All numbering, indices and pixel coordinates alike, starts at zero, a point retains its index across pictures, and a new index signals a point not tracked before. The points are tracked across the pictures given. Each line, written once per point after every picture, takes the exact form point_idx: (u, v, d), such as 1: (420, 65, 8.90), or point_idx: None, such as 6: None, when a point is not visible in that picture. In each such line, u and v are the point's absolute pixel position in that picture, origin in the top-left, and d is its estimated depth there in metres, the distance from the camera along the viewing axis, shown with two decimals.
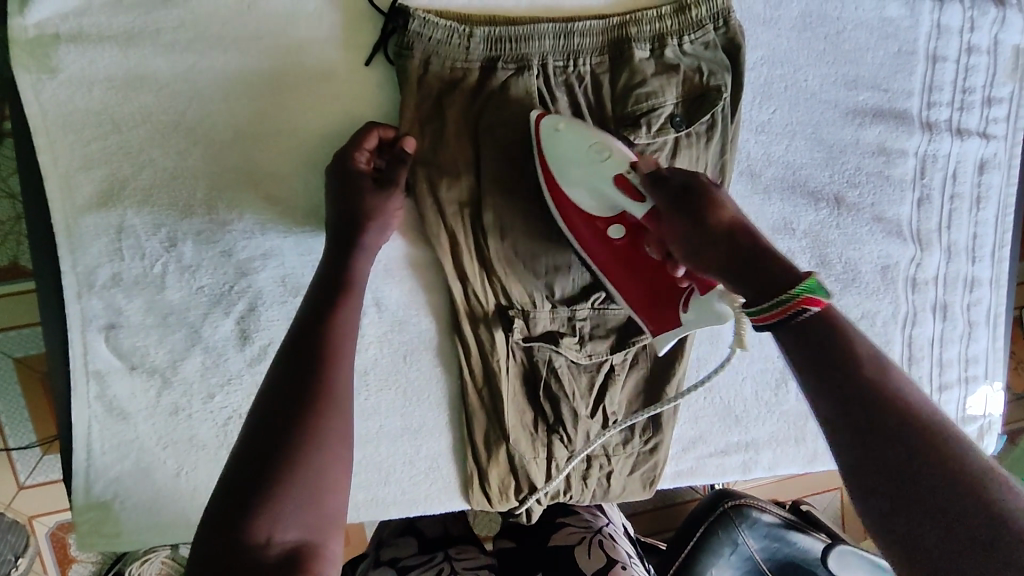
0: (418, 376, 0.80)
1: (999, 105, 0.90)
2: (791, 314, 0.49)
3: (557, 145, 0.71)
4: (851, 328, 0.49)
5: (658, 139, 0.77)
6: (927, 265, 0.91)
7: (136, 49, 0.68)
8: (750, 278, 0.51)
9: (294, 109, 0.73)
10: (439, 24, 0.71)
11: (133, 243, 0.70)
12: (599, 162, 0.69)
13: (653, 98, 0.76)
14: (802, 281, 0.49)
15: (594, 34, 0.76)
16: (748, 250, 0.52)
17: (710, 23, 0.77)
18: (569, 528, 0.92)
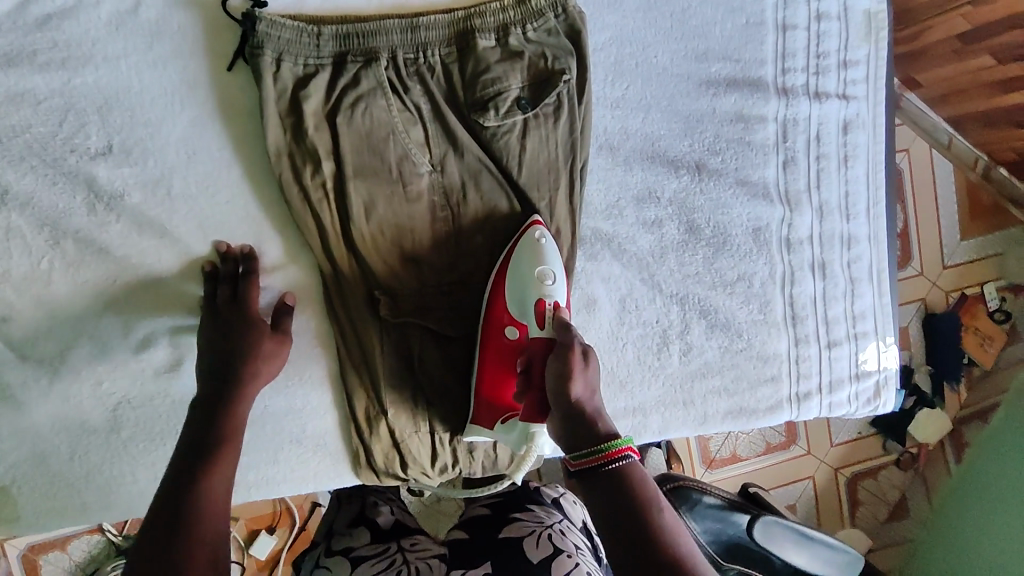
0: (300, 357, 0.83)
1: (856, 68, 0.93)
2: (600, 462, 0.61)
3: (522, 254, 0.81)
4: (644, 475, 0.61)
5: (507, 120, 0.81)
6: (798, 226, 0.94)
7: (16, 69, 0.74)
8: (579, 431, 0.63)
9: (164, 113, 0.78)
10: (286, 24, 0.76)
11: (19, 244, 0.76)
12: (536, 281, 0.79)
13: (498, 83, 0.80)
14: (617, 439, 0.62)
15: (440, 28, 0.81)
16: (587, 414, 0.64)
17: (551, 12, 0.82)
18: (519, 522, 0.88)
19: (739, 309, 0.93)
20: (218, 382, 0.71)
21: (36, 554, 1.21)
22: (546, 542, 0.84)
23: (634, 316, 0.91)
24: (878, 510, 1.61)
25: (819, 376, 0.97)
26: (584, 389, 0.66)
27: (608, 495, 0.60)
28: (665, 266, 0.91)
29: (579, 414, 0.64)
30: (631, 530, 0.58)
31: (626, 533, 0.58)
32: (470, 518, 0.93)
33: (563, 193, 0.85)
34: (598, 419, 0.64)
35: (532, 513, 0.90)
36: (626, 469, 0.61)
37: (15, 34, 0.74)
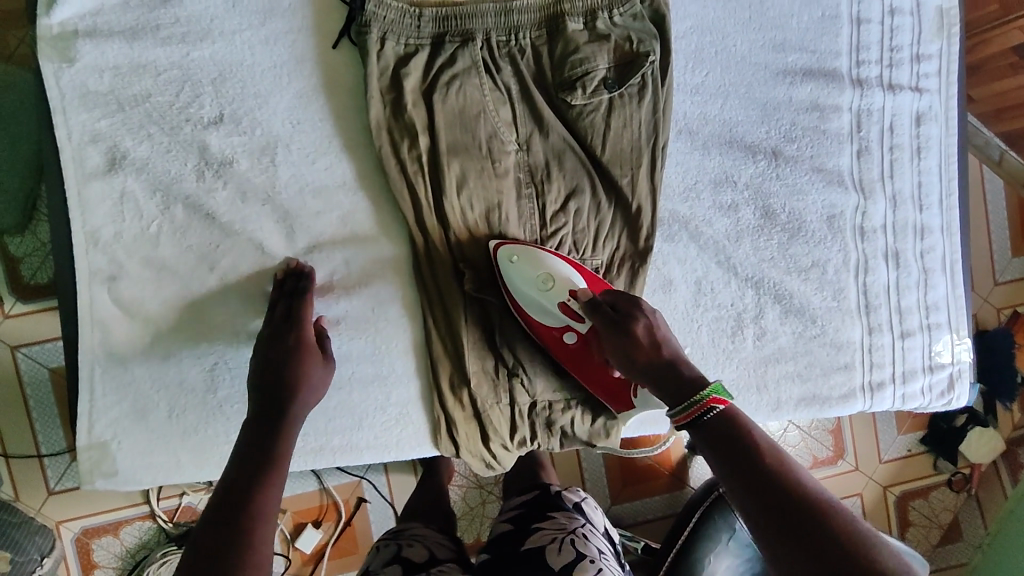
0: (386, 326, 0.86)
1: (929, 61, 0.95)
2: (703, 411, 0.60)
3: (512, 273, 0.83)
4: (747, 418, 0.60)
5: (593, 99, 0.85)
6: (872, 215, 0.95)
7: (140, 42, 0.79)
8: (670, 391, 0.65)
9: (271, 87, 0.83)
10: (391, 5, 0.81)
11: (133, 206, 0.81)
12: (551, 288, 0.81)
13: (586, 64, 0.84)
14: (708, 386, 0.61)
15: (531, 12, 0.85)
16: (667, 369, 0.67)
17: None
18: (541, 530, 0.87)
19: (813, 295, 0.94)
20: (268, 403, 0.71)
21: (90, 538, 1.16)
22: (568, 549, 0.83)
23: (710, 299, 0.92)
24: (933, 531, 1.55)
25: (893, 366, 0.97)
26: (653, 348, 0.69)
27: (721, 437, 0.58)
28: (740, 249, 0.92)
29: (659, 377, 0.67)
30: (747, 462, 0.56)
31: (742, 460, 0.56)
32: (495, 537, 0.91)
33: (644, 173, 0.88)
34: (675, 368, 0.67)
35: (554, 520, 0.90)
36: (728, 413, 0.60)
37: (142, 11, 0.79)
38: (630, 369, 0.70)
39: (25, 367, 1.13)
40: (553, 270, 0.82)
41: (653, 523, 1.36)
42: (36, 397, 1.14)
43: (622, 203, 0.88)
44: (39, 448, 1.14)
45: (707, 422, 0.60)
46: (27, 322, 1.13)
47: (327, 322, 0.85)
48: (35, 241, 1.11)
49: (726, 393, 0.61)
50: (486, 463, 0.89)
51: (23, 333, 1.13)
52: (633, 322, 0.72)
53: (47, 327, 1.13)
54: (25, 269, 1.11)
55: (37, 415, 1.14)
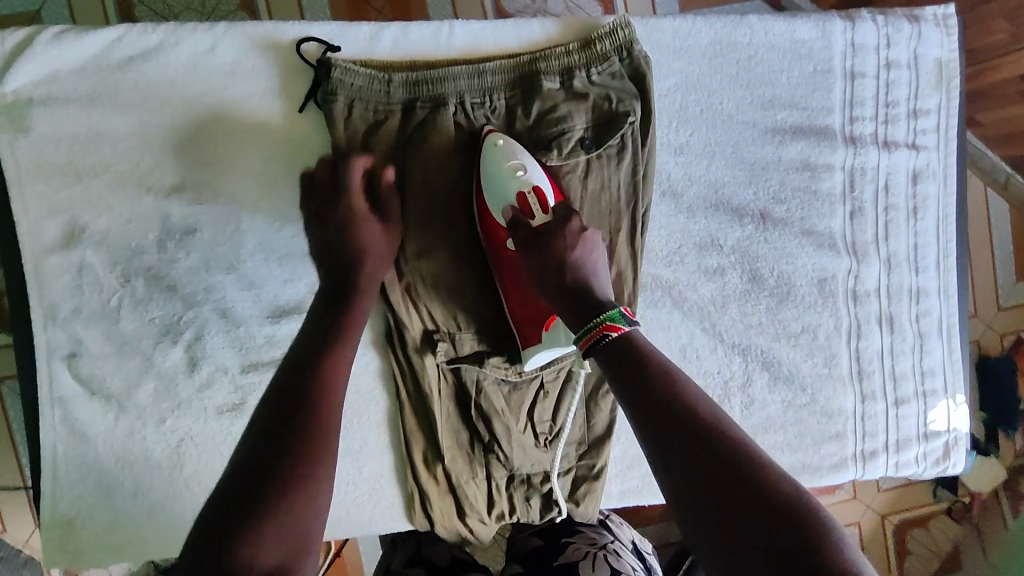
0: (356, 400, 0.83)
1: (927, 117, 0.91)
2: (597, 339, 0.60)
3: (487, 162, 0.76)
4: (652, 349, 0.59)
5: (570, 160, 0.81)
6: (865, 278, 0.91)
7: (98, 109, 0.76)
8: (574, 309, 0.65)
9: (236, 153, 0.79)
10: (359, 72, 0.77)
11: (93, 280, 0.78)
12: (510, 179, 0.74)
13: (563, 123, 0.80)
14: (606, 312, 0.61)
15: (505, 71, 0.80)
16: (573, 286, 0.66)
17: (616, 56, 0.81)
18: (575, 543, 0.86)
19: (803, 361, 0.91)
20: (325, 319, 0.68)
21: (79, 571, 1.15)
22: (603, 567, 0.82)
23: (695, 366, 0.89)
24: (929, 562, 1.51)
25: (886, 434, 0.93)
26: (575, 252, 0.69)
27: (629, 371, 0.56)
28: (727, 315, 0.89)
29: (562, 265, 0.68)
30: (657, 397, 0.54)
31: (650, 401, 0.54)
32: (521, 549, 0.89)
33: (625, 236, 0.83)
34: (586, 285, 0.67)
35: (585, 535, 0.88)
36: (631, 342, 0.59)
37: (98, 76, 0.76)
38: (535, 275, 0.69)
39: (13, 403, 1.12)
40: (527, 167, 0.75)
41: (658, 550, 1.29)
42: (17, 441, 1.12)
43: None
44: (25, 484, 1.13)
45: (618, 351, 0.58)
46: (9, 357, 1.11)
47: None
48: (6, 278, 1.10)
49: (623, 320, 0.60)
50: (461, 535, 0.86)
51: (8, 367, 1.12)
52: (564, 227, 0.70)
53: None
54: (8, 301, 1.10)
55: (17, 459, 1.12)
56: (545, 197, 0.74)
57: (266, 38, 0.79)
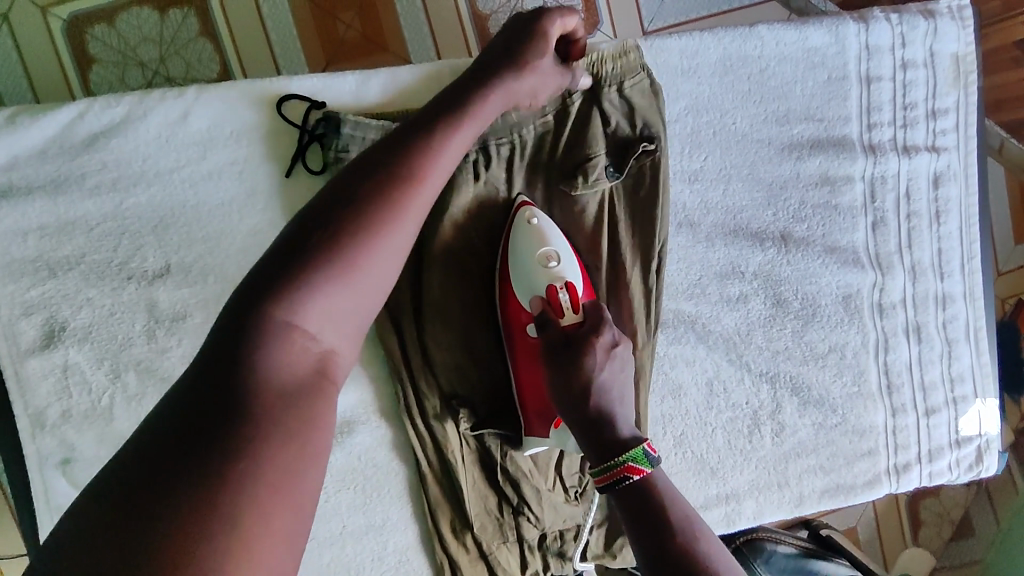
0: (375, 473, 0.79)
1: (946, 116, 0.86)
2: (618, 480, 0.56)
3: (517, 239, 0.72)
4: (670, 493, 0.56)
5: (595, 187, 0.77)
6: (891, 290, 0.88)
7: (64, 196, 0.70)
8: (593, 440, 0.59)
9: (221, 228, 0.73)
10: (369, 125, 0.71)
11: (80, 379, 0.73)
12: (539, 269, 0.70)
13: (586, 150, 0.76)
14: (629, 450, 0.57)
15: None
16: (596, 413, 0.60)
17: (644, 72, 0.77)
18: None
19: (833, 383, 0.88)
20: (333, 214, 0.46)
21: None
22: None
23: (723, 400, 0.86)
24: (945, 532, 1.38)
25: (919, 446, 0.91)
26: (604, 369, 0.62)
27: (645, 524, 0.54)
28: (753, 344, 0.85)
29: (586, 388, 0.61)
30: (673, 557, 0.51)
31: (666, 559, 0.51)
32: None
33: (645, 277, 0.79)
34: (609, 418, 0.60)
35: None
36: (649, 486, 0.56)
37: (61, 159, 0.69)
38: (552, 388, 0.63)
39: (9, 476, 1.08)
40: (561, 260, 0.71)
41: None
42: None
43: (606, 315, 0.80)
44: None
45: (634, 495, 0.56)
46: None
47: None
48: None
49: (646, 461, 0.57)
50: None
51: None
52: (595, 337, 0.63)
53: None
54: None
55: None
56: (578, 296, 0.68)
57: (243, 99, 0.73)
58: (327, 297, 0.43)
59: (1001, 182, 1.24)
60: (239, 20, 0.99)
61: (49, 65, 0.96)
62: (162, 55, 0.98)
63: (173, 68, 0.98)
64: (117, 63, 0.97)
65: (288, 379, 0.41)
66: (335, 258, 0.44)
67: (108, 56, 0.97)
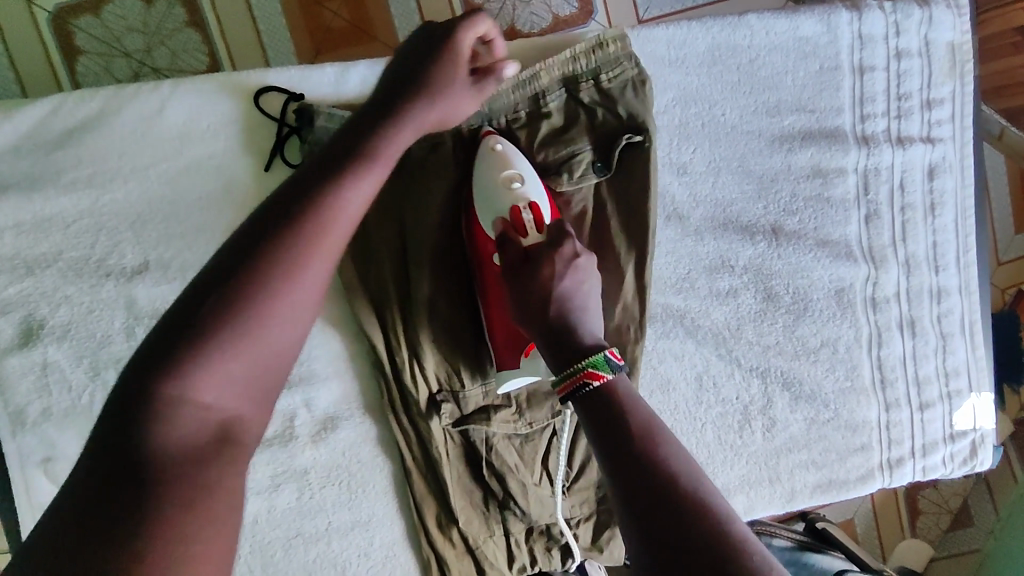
0: (361, 468, 0.78)
1: (941, 106, 0.85)
2: (578, 386, 0.54)
3: (480, 166, 0.71)
4: (633, 398, 0.53)
5: (582, 185, 0.76)
6: (884, 283, 0.86)
7: (40, 193, 0.69)
8: (559, 352, 0.58)
9: (200, 224, 0.72)
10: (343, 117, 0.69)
11: (59, 377, 0.72)
12: (503, 192, 0.69)
13: (571, 145, 0.76)
14: (590, 357, 0.55)
15: (506, 93, 0.76)
16: (559, 328, 0.59)
17: (626, 63, 0.76)
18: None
19: (825, 378, 0.87)
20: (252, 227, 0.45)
21: None
22: None
23: (713, 394, 0.85)
24: (943, 522, 1.37)
25: (912, 440, 0.90)
26: (566, 278, 0.62)
27: (606, 428, 0.51)
28: (744, 338, 0.84)
29: (547, 297, 0.61)
30: (631, 455, 0.48)
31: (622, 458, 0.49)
32: None
33: (632, 272, 0.78)
34: (572, 327, 0.59)
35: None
36: (611, 391, 0.53)
37: (38, 155, 0.69)
38: (517, 305, 0.62)
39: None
40: (523, 181, 0.69)
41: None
42: None
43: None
44: None
45: (595, 401, 0.53)
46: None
47: (294, 473, 0.77)
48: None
49: (606, 367, 0.55)
50: None
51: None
52: (557, 249, 0.63)
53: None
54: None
55: None
56: (540, 215, 0.67)
57: (220, 90, 0.71)
58: (236, 359, 0.41)
59: (1002, 171, 1.22)
60: (227, 12, 0.98)
61: (37, 57, 0.95)
62: (149, 45, 0.96)
63: (159, 59, 0.97)
64: (101, 54, 0.96)
65: (201, 419, 0.41)
66: (245, 314, 0.42)
67: (92, 46, 0.95)
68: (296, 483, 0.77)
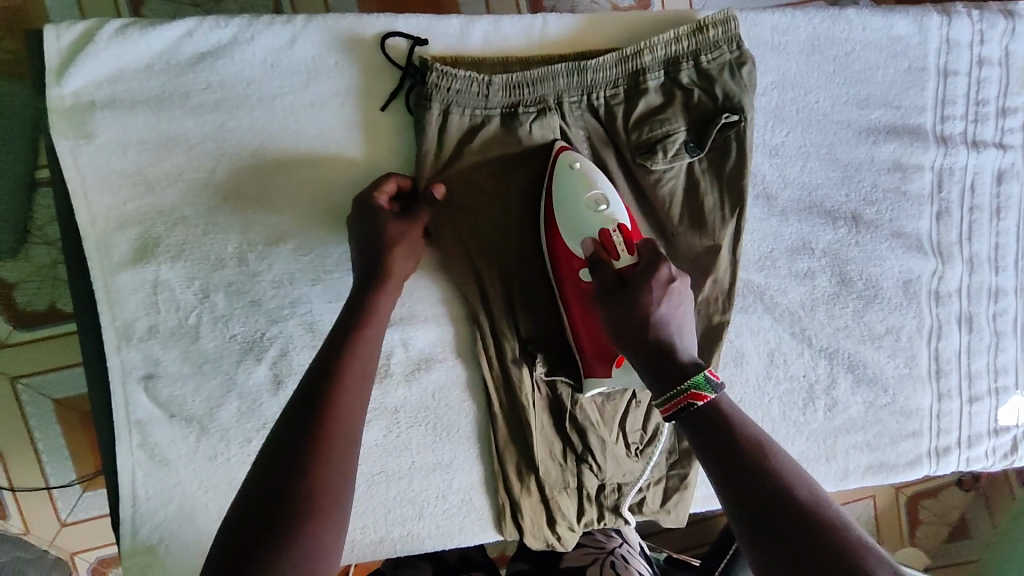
0: (447, 412, 0.82)
1: (1014, 115, 0.89)
2: (682, 406, 0.56)
3: (562, 182, 0.73)
4: (738, 415, 0.56)
5: (674, 164, 0.78)
6: (949, 279, 0.91)
7: (167, 111, 0.71)
8: (662, 373, 0.58)
9: (318, 158, 0.74)
10: (457, 74, 0.72)
11: (168, 296, 0.74)
12: (589, 212, 0.71)
13: (666, 124, 0.77)
14: (691, 377, 0.57)
15: (607, 68, 0.76)
16: (664, 347, 0.59)
17: (726, 46, 0.78)
18: (583, 548, 0.94)
19: (887, 364, 0.91)
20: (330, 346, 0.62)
21: (106, 567, 1.13)
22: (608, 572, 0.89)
23: (782, 370, 0.88)
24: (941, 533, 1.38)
25: (960, 431, 0.94)
26: (670, 305, 0.61)
27: (711, 437, 0.54)
28: (816, 319, 0.88)
29: (644, 322, 0.60)
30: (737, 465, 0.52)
31: (729, 462, 0.53)
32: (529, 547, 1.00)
33: (727, 246, 0.81)
34: (674, 347, 0.59)
35: (593, 536, 0.96)
36: (716, 410, 0.55)
37: (169, 75, 0.71)
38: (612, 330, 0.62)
39: (28, 399, 1.07)
40: (609, 203, 0.71)
41: (668, 534, 1.28)
42: (43, 440, 1.08)
43: (683, 266, 0.82)
44: (48, 482, 1.09)
45: (701, 417, 0.56)
46: (32, 349, 1.06)
47: (385, 410, 0.80)
48: (30, 265, 1.02)
49: (709, 388, 0.56)
50: (548, 544, 0.84)
51: (41, 359, 1.06)
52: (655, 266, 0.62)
53: (65, 353, 1.07)
54: (21, 295, 1.04)
55: (42, 449, 1.09)
56: (631, 239, 0.67)
57: (350, 29, 0.74)
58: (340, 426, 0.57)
59: None
60: None
61: None
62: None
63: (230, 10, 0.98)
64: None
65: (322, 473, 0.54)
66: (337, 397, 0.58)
67: None
68: (385, 420, 0.81)
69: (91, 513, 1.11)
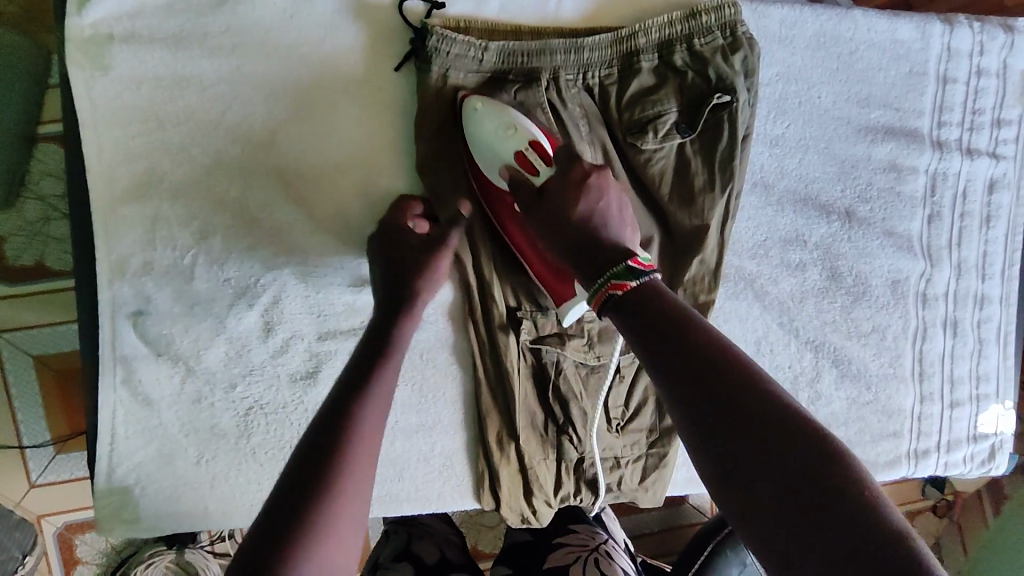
0: (434, 373, 0.82)
1: (1009, 127, 0.91)
2: (606, 296, 0.58)
3: (471, 123, 0.72)
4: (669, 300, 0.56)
5: (664, 144, 0.79)
6: (936, 282, 0.92)
7: (185, 51, 0.72)
8: (587, 266, 0.61)
9: (326, 110, 0.75)
10: (456, 39, 0.73)
11: (166, 235, 0.74)
12: (503, 139, 0.71)
13: (658, 105, 0.78)
14: (614, 268, 0.58)
15: (602, 48, 0.78)
16: (589, 241, 0.62)
17: (718, 32, 0.79)
18: (566, 548, 0.92)
19: (871, 361, 0.92)
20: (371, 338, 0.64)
21: (73, 533, 1.11)
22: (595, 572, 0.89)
23: (768, 359, 0.89)
24: None
25: (939, 434, 0.95)
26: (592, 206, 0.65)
27: (639, 319, 0.55)
28: (805, 310, 0.89)
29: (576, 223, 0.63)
30: (666, 341, 0.52)
31: (658, 339, 0.53)
32: (512, 541, 0.97)
33: (715, 225, 0.81)
34: (598, 242, 0.62)
35: (576, 535, 0.94)
36: (642, 292, 0.56)
37: (189, 16, 0.72)
38: (552, 242, 0.65)
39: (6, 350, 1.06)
40: (520, 125, 0.71)
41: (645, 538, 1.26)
42: (18, 393, 1.07)
43: (676, 246, 0.82)
44: (19, 440, 1.08)
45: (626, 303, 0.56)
46: (15, 303, 1.05)
47: None
48: (21, 220, 1.02)
49: (630, 276, 0.57)
50: (523, 518, 0.84)
51: (24, 312, 1.06)
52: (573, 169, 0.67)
53: (50, 309, 1.06)
54: (8, 248, 1.03)
55: (16, 403, 1.07)
56: (545, 150, 0.70)
57: None
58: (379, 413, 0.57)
59: None
60: None
61: None
62: None
63: None
64: None
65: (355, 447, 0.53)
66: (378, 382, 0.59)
67: None
68: None
69: (60, 476, 1.09)
